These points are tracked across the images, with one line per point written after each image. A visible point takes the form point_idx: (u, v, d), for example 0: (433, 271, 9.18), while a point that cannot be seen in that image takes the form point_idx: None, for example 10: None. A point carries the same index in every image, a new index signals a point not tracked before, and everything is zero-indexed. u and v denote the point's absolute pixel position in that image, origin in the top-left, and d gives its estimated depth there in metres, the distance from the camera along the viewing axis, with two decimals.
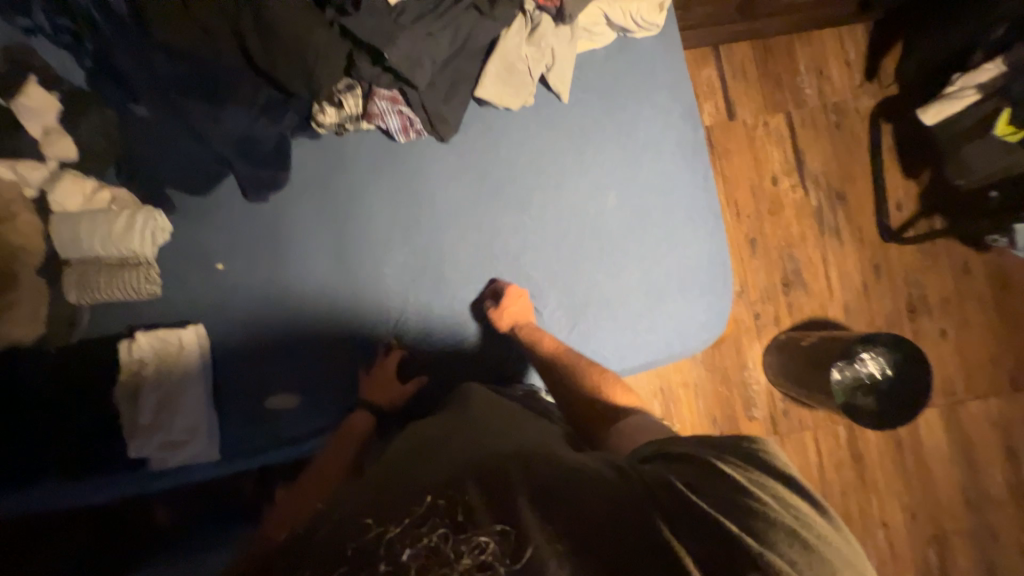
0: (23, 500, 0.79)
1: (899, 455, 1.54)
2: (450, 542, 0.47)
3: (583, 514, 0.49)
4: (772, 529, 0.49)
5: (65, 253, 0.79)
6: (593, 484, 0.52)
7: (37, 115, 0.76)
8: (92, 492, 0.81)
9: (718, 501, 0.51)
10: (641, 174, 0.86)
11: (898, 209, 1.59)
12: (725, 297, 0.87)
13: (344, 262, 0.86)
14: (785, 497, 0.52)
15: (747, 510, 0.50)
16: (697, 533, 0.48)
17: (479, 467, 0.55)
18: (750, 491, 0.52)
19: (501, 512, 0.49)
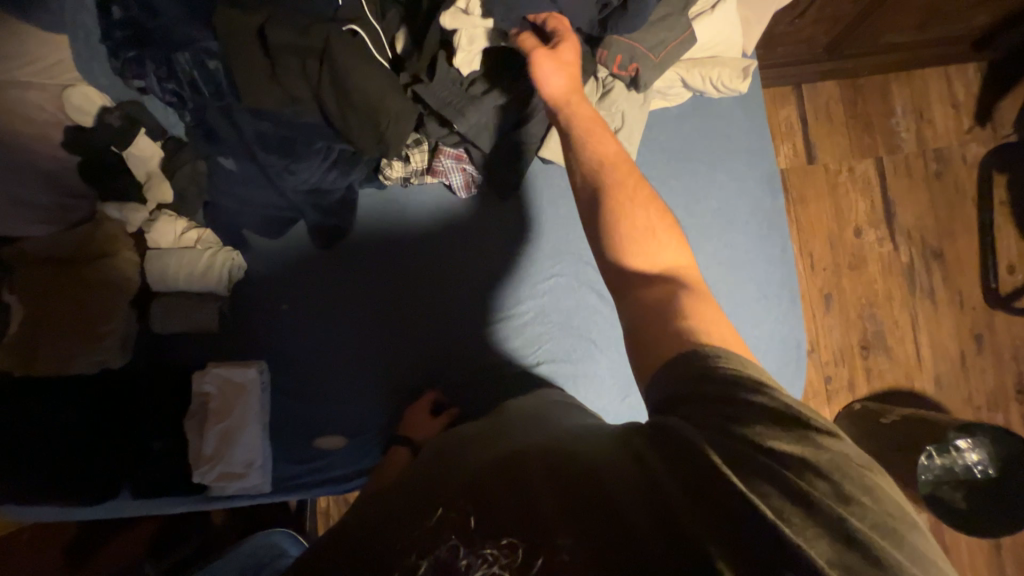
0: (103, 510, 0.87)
1: (997, 558, 1.34)
2: (458, 551, 0.46)
3: (600, 521, 0.45)
4: (812, 517, 0.43)
5: (155, 286, 0.88)
6: (615, 482, 0.48)
7: (143, 162, 0.86)
8: (157, 507, 0.87)
9: (754, 478, 0.45)
10: (711, 244, 0.80)
11: (1010, 273, 1.39)
12: (795, 383, 0.79)
13: (392, 290, 0.89)
14: (839, 479, 0.44)
15: (787, 492, 0.44)
16: (722, 513, 0.43)
17: (494, 468, 0.53)
18: (795, 466, 0.45)
19: (508, 517, 0.47)
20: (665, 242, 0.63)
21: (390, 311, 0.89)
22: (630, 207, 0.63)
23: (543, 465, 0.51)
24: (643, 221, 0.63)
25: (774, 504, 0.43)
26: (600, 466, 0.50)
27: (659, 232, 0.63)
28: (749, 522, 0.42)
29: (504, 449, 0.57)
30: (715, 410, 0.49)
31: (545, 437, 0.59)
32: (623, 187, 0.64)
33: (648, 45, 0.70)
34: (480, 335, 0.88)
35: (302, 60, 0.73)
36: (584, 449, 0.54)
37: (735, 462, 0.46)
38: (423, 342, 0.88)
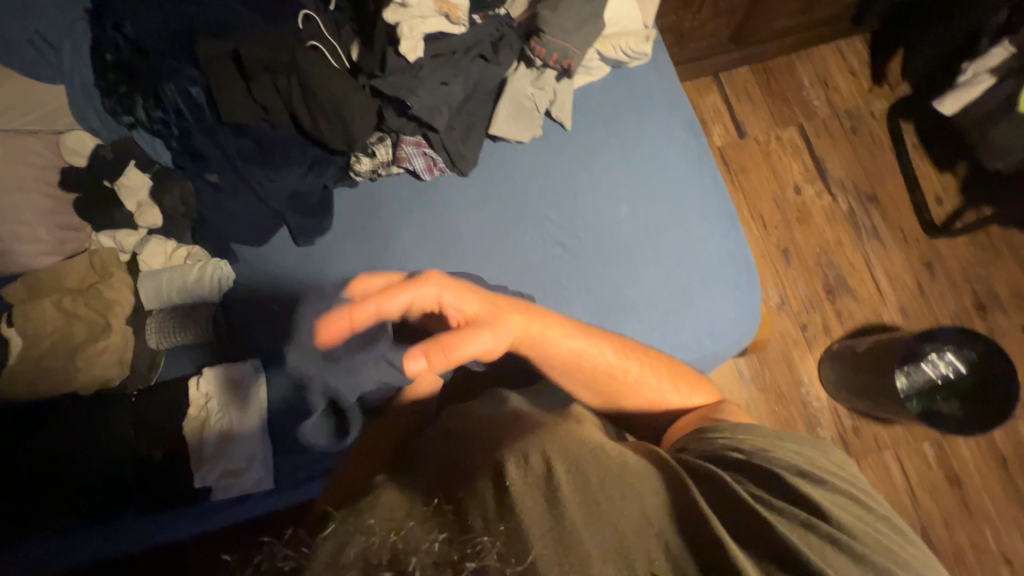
0: (96, 542, 0.84)
1: (1007, 475, 1.36)
2: (448, 547, 0.41)
3: (629, 518, 0.49)
4: (829, 537, 0.52)
5: (149, 304, 0.94)
6: (641, 490, 0.53)
7: (134, 193, 0.93)
8: (157, 528, 0.86)
9: (778, 510, 0.54)
10: (649, 184, 0.89)
11: (939, 204, 1.53)
12: (752, 292, 0.85)
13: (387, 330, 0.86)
14: (852, 521, 0.55)
15: (807, 521, 0.53)
16: (743, 524, 0.52)
17: (509, 470, 0.50)
18: (815, 506, 0.55)
19: (524, 517, 0.45)
20: (692, 395, 0.79)
21: None
22: (659, 390, 0.77)
23: (565, 470, 0.52)
24: (670, 389, 0.78)
25: (792, 525, 0.52)
26: (623, 472, 0.54)
27: (686, 388, 0.79)
28: (768, 528, 0.51)
29: (516, 449, 0.54)
30: (733, 462, 0.62)
31: (558, 434, 0.57)
32: (642, 379, 0.77)
33: (576, 44, 0.86)
34: None
35: (273, 77, 0.86)
36: (608, 457, 0.56)
37: (759, 497, 0.56)
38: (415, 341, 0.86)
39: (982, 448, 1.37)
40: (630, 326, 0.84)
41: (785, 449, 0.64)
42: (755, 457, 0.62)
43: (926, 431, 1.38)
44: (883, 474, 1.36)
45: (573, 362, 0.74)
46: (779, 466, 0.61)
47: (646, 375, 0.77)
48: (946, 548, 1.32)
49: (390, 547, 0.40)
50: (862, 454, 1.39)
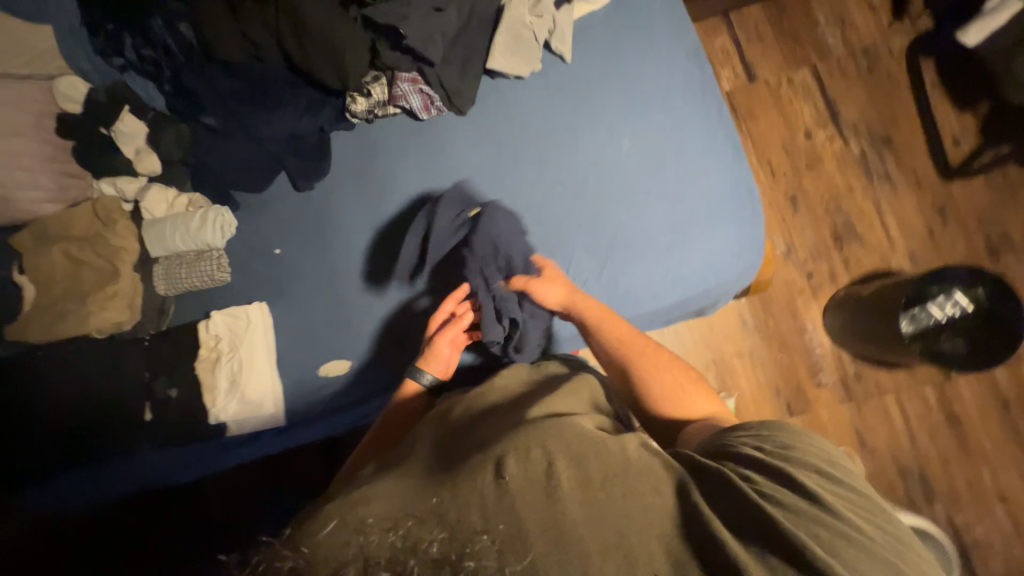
0: (127, 475, 0.90)
1: (1009, 416, 1.36)
2: (447, 542, 0.43)
3: (629, 521, 0.47)
4: (848, 542, 0.47)
5: (154, 251, 0.94)
6: (644, 489, 0.50)
7: (131, 139, 0.92)
8: (180, 463, 0.91)
9: (787, 510, 0.50)
10: (651, 117, 0.87)
11: (956, 145, 1.48)
12: (756, 224, 0.84)
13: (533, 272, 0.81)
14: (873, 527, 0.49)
15: (823, 523, 0.49)
16: (749, 525, 0.48)
17: (508, 467, 0.49)
18: (829, 505, 0.50)
19: (522, 516, 0.46)
20: (694, 394, 0.71)
21: (373, 244, 0.93)
22: (656, 375, 0.73)
23: (565, 465, 0.50)
24: (671, 382, 0.72)
25: (810, 529, 0.48)
26: (629, 470, 0.51)
27: (688, 387, 0.72)
28: (775, 527, 0.47)
29: (514, 441, 0.52)
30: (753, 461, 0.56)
31: (562, 426, 0.55)
32: (643, 358, 0.74)
33: None
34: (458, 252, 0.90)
35: (261, 9, 0.84)
36: (607, 449, 0.52)
37: (775, 498, 0.51)
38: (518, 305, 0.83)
39: (985, 390, 1.38)
40: (632, 262, 0.84)
41: (810, 451, 0.57)
42: (772, 453, 0.57)
43: (929, 374, 1.39)
44: (882, 416, 1.39)
45: (600, 324, 0.77)
46: (798, 463, 0.55)
47: (650, 354, 0.75)
48: (942, 486, 1.35)
49: (391, 549, 0.42)
50: (863, 399, 1.41)
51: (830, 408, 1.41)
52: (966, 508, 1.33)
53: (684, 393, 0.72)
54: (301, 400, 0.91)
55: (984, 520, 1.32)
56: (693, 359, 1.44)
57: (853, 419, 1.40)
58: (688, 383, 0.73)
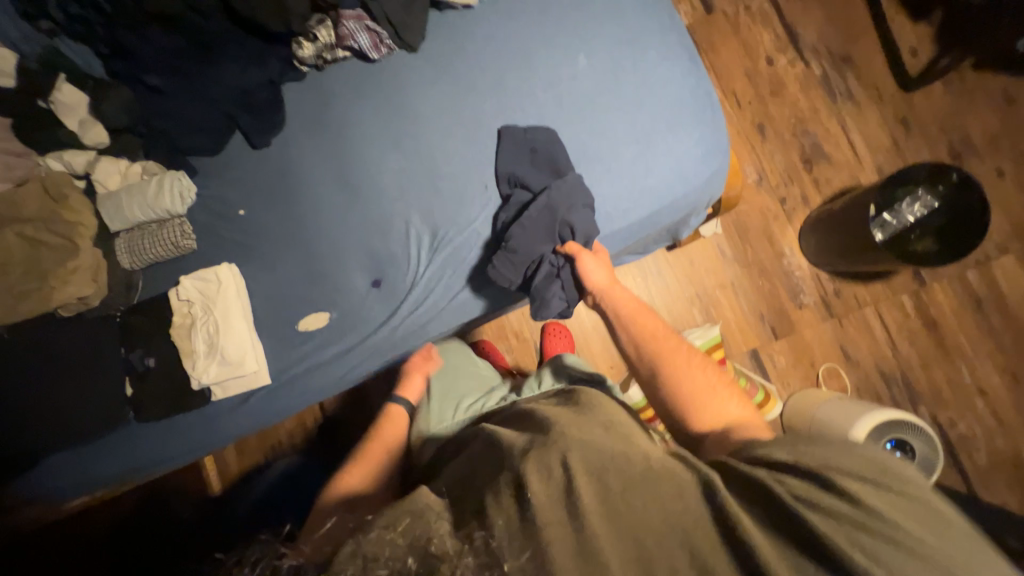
0: (113, 452, 0.88)
1: (983, 315, 1.41)
2: (455, 538, 0.41)
3: (653, 529, 0.45)
4: (885, 542, 0.43)
5: (113, 225, 0.92)
6: (671, 495, 0.48)
7: (72, 111, 0.88)
8: (165, 434, 0.89)
9: (836, 519, 0.45)
10: (605, 32, 0.86)
11: (914, 56, 1.49)
12: (717, 129, 0.85)
13: (585, 253, 0.80)
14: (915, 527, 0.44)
15: (852, 521, 0.45)
16: (770, 519, 0.47)
17: (529, 478, 0.48)
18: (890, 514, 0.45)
19: (542, 524, 0.44)
20: (727, 398, 0.68)
21: (338, 194, 0.91)
22: (686, 367, 0.70)
23: (587, 478, 0.49)
24: (704, 382, 0.69)
25: (838, 528, 0.45)
26: (654, 481, 0.49)
27: (721, 389, 0.69)
28: (799, 526, 0.45)
29: (534, 456, 0.51)
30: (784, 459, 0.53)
31: (580, 437, 0.53)
32: (672, 352, 0.72)
33: None
34: (427, 192, 0.89)
35: None
36: (634, 464, 0.51)
37: (801, 494, 0.48)
38: (555, 273, 0.83)
39: (960, 292, 1.42)
40: (599, 179, 0.84)
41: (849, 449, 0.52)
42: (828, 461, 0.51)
43: (904, 283, 1.43)
44: (863, 329, 1.42)
45: (633, 316, 0.77)
46: (856, 471, 0.49)
47: (680, 349, 0.73)
48: (926, 389, 1.39)
49: (389, 546, 0.39)
50: (844, 315, 1.44)
51: (813, 327, 1.44)
52: (950, 406, 1.38)
53: (710, 392, 0.68)
54: (284, 357, 0.90)
55: (967, 416, 1.37)
56: (677, 296, 1.45)
57: (836, 334, 1.43)
58: (719, 388, 0.69)
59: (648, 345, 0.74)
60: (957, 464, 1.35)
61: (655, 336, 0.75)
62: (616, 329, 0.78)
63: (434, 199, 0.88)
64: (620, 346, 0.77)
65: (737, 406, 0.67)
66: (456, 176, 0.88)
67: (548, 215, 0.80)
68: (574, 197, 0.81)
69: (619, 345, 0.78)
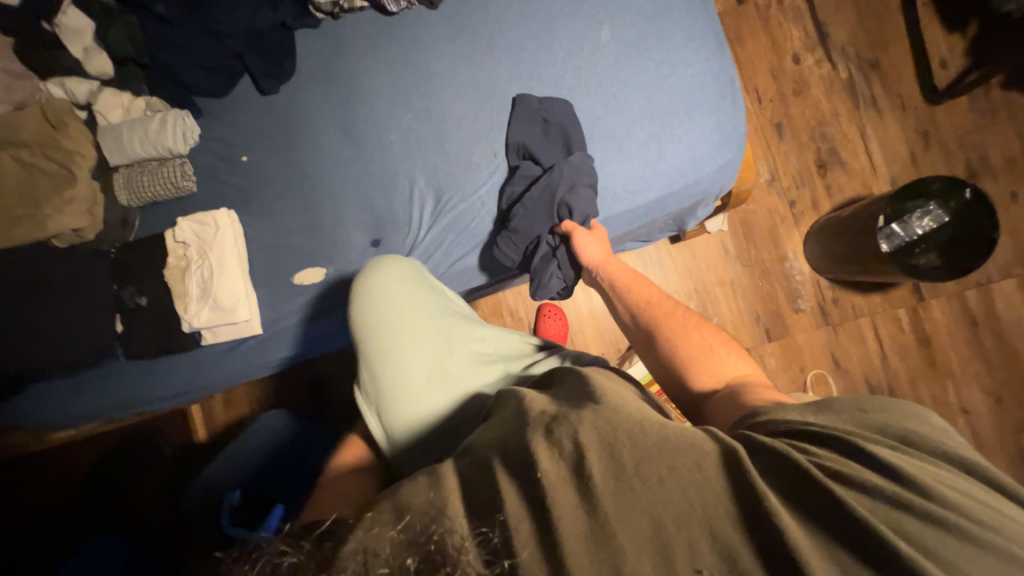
0: (99, 391, 0.89)
1: (977, 336, 1.42)
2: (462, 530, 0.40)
3: (671, 505, 0.42)
4: (924, 520, 0.42)
5: (113, 159, 0.90)
6: (692, 468, 0.44)
7: (79, 37, 0.87)
8: (149, 378, 0.89)
9: (867, 498, 0.43)
10: (633, 6, 0.83)
11: (943, 68, 1.46)
12: (736, 117, 0.83)
13: (580, 239, 0.79)
14: (946, 493, 0.43)
15: (887, 497, 0.43)
16: (802, 499, 0.43)
17: (540, 455, 0.45)
18: (919, 486, 0.43)
19: (554, 505, 0.41)
20: (725, 355, 0.66)
21: (345, 148, 0.89)
22: (681, 331, 0.70)
23: (597, 444, 0.46)
24: (699, 342, 0.68)
25: (875, 509, 0.42)
26: (669, 451, 0.45)
27: (718, 348, 0.67)
28: (839, 509, 0.41)
29: (543, 433, 0.48)
30: (804, 429, 0.50)
31: (597, 409, 0.50)
32: (669, 315, 0.72)
33: None
34: (434, 154, 0.87)
35: None
36: (647, 432, 0.47)
37: (831, 469, 0.45)
38: (552, 253, 0.84)
39: (957, 311, 1.42)
40: (609, 157, 0.82)
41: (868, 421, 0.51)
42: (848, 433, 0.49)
43: (903, 297, 1.43)
44: (856, 339, 1.43)
45: (629, 285, 0.77)
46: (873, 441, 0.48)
47: (675, 311, 0.73)
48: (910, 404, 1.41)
49: (393, 542, 0.38)
50: (839, 323, 1.44)
51: (807, 333, 1.44)
52: None
53: (707, 353, 0.67)
54: (279, 309, 0.90)
55: None
56: (675, 288, 1.45)
57: (828, 342, 1.44)
58: (716, 347, 0.68)
59: (644, 310, 0.74)
60: None
61: (650, 301, 0.74)
62: (613, 300, 0.78)
63: (442, 162, 0.87)
64: (619, 316, 0.77)
65: (736, 363, 0.65)
66: (466, 141, 0.86)
67: (547, 195, 0.80)
68: (576, 175, 0.79)
69: (618, 315, 0.77)
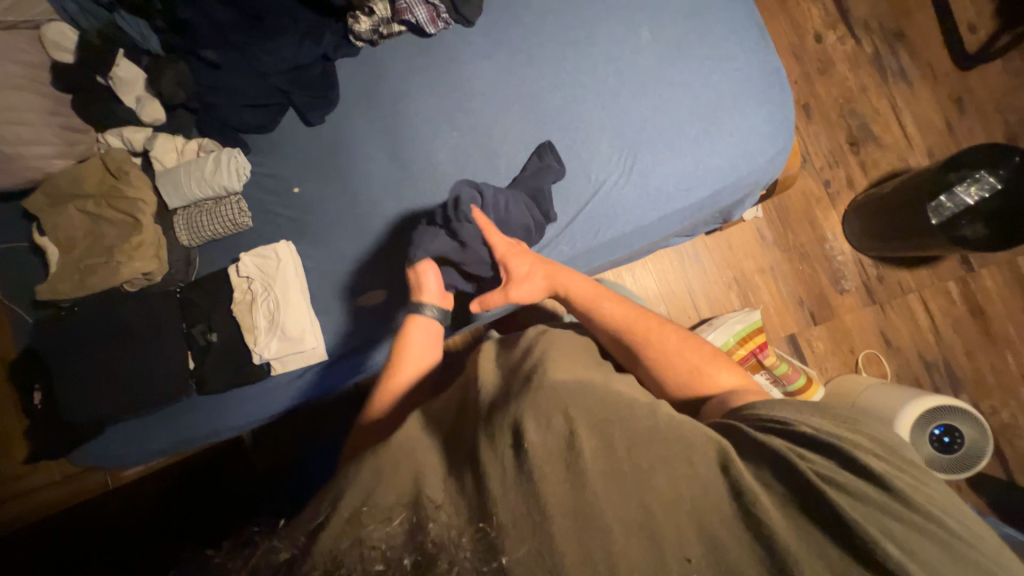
0: (151, 429, 0.92)
1: None
2: (448, 537, 0.39)
3: (658, 493, 0.44)
4: (905, 524, 0.44)
5: (172, 202, 0.92)
6: (684, 462, 0.46)
7: (130, 87, 0.90)
8: (195, 414, 0.92)
9: (860, 502, 0.45)
10: (669, 5, 0.83)
11: (972, 32, 1.43)
12: (784, 106, 0.82)
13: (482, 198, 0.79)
14: (929, 503, 0.45)
15: (875, 501, 0.45)
16: (795, 493, 0.46)
17: (530, 437, 0.44)
18: (905, 493, 0.46)
19: (544, 493, 0.41)
20: (718, 369, 0.68)
21: (394, 171, 0.91)
22: (671, 345, 0.70)
23: (590, 435, 0.45)
24: (686, 355, 0.69)
25: (869, 513, 0.44)
26: (668, 444, 0.47)
27: (710, 361, 0.69)
28: (833, 510, 0.43)
29: (531, 403, 0.46)
30: (802, 429, 0.52)
31: (579, 387, 0.50)
32: (646, 327, 0.71)
33: None
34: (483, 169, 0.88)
35: None
36: (656, 423, 0.49)
37: (827, 476, 0.47)
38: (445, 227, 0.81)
39: (1009, 279, 1.39)
40: (659, 157, 0.82)
41: (855, 421, 0.54)
42: (841, 437, 0.51)
43: (950, 269, 1.40)
44: (905, 315, 1.40)
45: (597, 297, 0.75)
46: (865, 447, 0.50)
47: (656, 322, 0.73)
48: (969, 376, 1.37)
49: (391, 537, 0.39)
50: (886, 301, 1.42)
51: (854, 313, 1.42)
52: (994, 394, 1.36)
53: (697, 366, 0.68)
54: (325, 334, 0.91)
55: (1011, 405, 1.35)
56: (715, 279, 1.44)
57: (877, 321, 1.41)
58: (704, 358, 0.69)
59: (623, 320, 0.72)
60: (998, 453, 1.33)
61: (630, 313, 0.73)
62: (590, 319, 0.74)
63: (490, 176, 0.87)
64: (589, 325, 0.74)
65: (730, 375, 0.67)
66: (514, 153, 0.87)
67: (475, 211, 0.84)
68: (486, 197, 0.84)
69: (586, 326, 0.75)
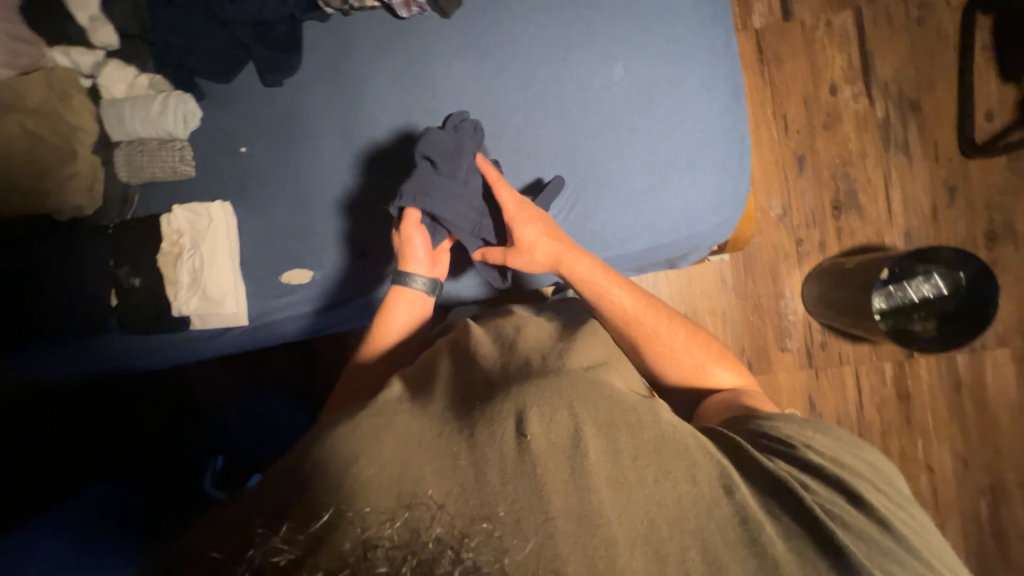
0: (82, 355, 0.92)
1: (958, 400, 1.42)
2: (462, 524, 0.39)
3: (664, 510, 0.46)
4: (897, 562, 0.48)
5: (115, 136, 0.90)
6: (687, 475, 0.48)
7: (84, 5, 0.83)
8: (137, 347, 0.93)
9: (859, 539, 0.49)
10: (652, 45, 0.79)
11: (988, 120, 1.38)
12: (738, 178, 0.81)
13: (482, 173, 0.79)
14: (918, 540, 0.51)
15: (875, 539, 0.50)
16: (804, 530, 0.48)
17: (531, 425, 0.45)
18: (895, 529, 0.51)
19: (545, 488, 0.42)
20: (719, 369, 0.76)
21: (342, 153, 0.88)
22: (674, 348, 0.76)
23: (600, 434, 0.47)
24: (692, 357, 0.76)
25: (872, 553, 0.48)
26: (669, 453, 0.49)
27: (713, 361, 0.77)
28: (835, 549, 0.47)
29: (533, 394, 0.48)
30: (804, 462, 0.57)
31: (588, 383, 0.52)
32: (660, 329, 0.76)
33: None
34: None
35: None
36: (663, 431, 0.50)
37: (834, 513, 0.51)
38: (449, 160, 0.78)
39: (943, 373, 1.42)
40: (603, 202, 0.81)
41: (848, 447, 0.61)
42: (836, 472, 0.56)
43: (891, 351, 1.42)
44: (836, 385, 1.44)
45: (599, 292, 0.75)
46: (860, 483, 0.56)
47: (660, 326, 0.76)
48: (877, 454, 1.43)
49: (397, 536, 0.36)
50: (823, 368, 1.44)
51: (789, 373, 1.45)
52: None
53: (701, 366, 0.76)
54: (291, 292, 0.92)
55: None
56: None
57: (808, 384, 1.45)
58: (711, 356, 0.77)
59: (647, 319, 0.76)
60: None
61: (654, 310, 0.77)
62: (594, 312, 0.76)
63: None
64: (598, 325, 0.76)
65: (729, 375, 0.75)
66: None
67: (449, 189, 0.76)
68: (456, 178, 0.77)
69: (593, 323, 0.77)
